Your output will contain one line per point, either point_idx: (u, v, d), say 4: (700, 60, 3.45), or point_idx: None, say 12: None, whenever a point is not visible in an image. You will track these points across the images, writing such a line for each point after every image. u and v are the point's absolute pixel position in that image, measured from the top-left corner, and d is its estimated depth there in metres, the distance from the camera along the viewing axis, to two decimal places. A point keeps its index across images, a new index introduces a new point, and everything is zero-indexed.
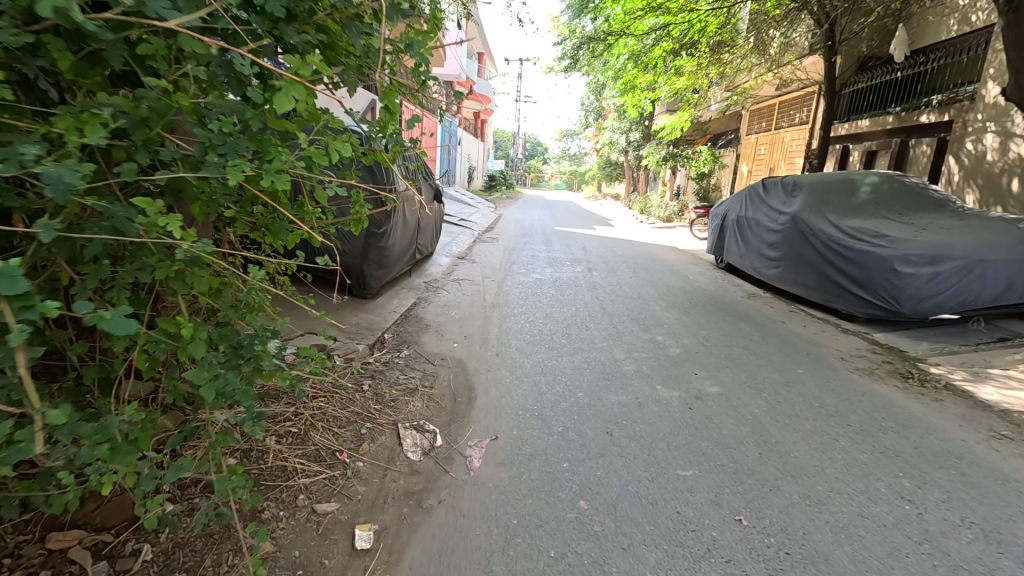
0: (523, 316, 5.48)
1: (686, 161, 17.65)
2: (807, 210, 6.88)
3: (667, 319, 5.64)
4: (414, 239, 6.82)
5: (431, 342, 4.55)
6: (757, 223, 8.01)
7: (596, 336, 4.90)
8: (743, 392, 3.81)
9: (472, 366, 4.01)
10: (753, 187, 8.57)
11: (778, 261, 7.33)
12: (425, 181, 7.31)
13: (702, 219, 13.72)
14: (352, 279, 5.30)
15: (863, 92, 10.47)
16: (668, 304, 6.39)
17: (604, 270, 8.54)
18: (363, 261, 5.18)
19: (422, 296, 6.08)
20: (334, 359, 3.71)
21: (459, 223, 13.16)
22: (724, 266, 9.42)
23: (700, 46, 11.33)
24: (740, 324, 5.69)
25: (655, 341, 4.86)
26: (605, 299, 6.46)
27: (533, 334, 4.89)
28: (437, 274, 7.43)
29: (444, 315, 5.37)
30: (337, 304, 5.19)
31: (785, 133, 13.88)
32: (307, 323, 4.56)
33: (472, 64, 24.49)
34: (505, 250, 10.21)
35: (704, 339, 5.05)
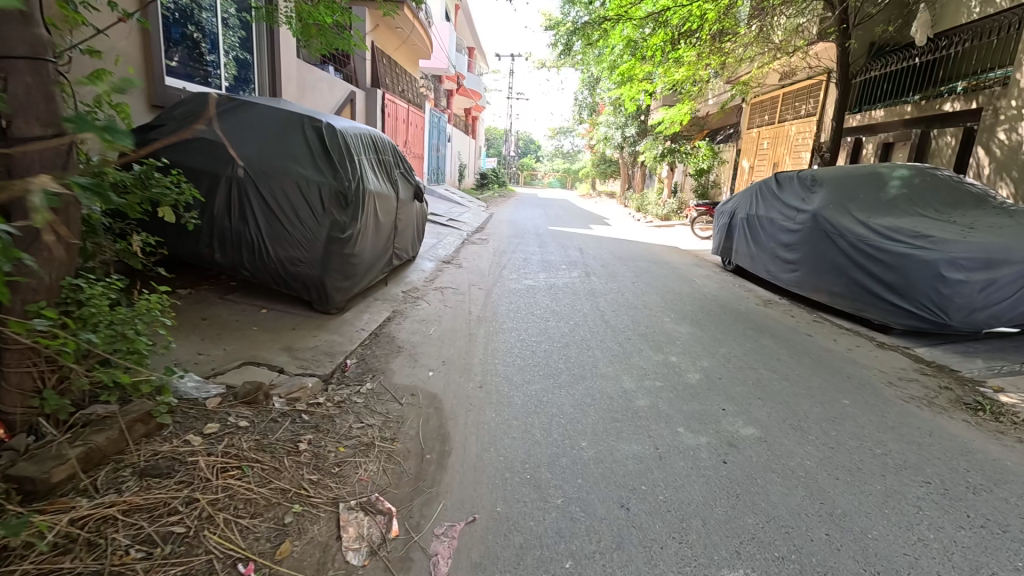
0: (513, 333, 4.70)
1: (684, 157, 16.73)
2: (830, 207, 6.16)
3: (679, 334, 4.91)
4: (389, 242, 5.99)
5: (401, 372, 3.77)
6: (771, 222, 7.29)
7: (599, 359, 4.13)
8: (785, 434, 3.06)
9: (447, 405, 3.22)
10: (765, 182, 7.87)
11: (797, 265, 6.60)
12: (401, 177, 6.47)
13: (705, 217, 13.00)
14: (312, 291, 4.43)
15: (876, 80, 9.80)
16: (676, 315, 5.65)
17: (602, 274, 7.80)
18: (324, 271, 4.32)
19: (398, 309, 5.31)
20: (271, 404, 2.93)
21: (447, 224, 12.36)
22: (732, 268, 8.70)
23: (699, 35, 10.73)
24: (761, 338, 4.96)
25: (669, 364, 4.11)
26: (606, 309, 5.72)
27: (524, 358, 4.11)
28: (418, 281, 6.65)
29: (421, 334, 4.58)
30: (294, 323, 4.39)
31: (790, 126, 13.17)
32: (251, 351, 3.77)
33: (461, 58, 23.65)
34: (495, 253, 9.42)
35: (724, 360, 4.31)
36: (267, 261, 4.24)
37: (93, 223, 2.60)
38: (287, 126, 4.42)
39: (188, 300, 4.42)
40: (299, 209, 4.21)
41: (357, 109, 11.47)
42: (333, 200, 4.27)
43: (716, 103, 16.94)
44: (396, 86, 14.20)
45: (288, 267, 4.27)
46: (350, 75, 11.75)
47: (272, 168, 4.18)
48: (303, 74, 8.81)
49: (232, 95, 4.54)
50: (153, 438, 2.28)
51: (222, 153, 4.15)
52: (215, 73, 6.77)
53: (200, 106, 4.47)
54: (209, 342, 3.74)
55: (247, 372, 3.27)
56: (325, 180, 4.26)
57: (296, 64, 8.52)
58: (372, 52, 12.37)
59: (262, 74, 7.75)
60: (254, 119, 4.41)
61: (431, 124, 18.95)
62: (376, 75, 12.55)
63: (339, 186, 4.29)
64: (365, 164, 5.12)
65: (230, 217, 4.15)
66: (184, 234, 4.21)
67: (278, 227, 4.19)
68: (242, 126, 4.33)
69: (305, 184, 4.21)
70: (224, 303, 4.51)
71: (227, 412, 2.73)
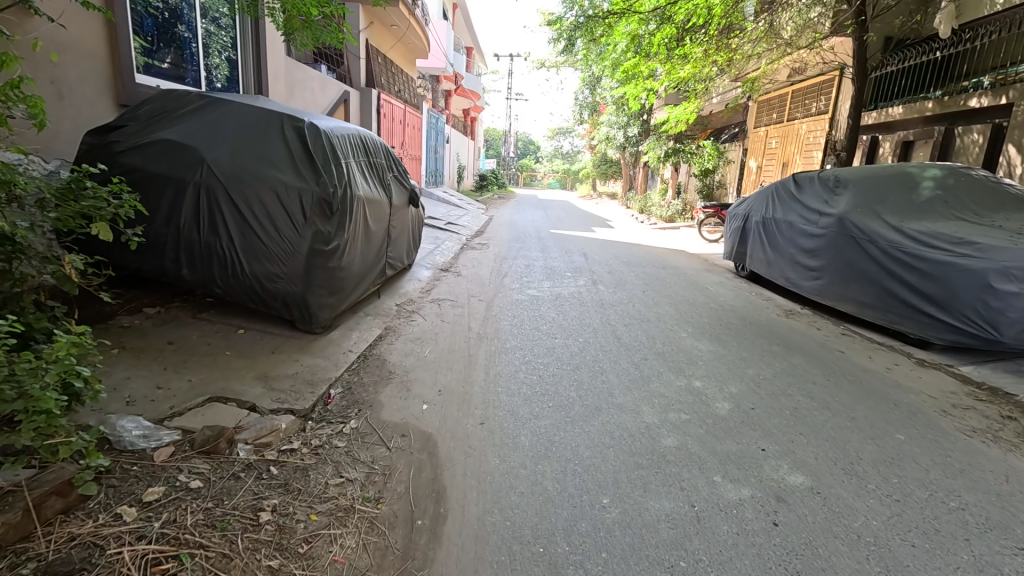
0: (518, 354, 4.25)
1: (689, 157, 16.29)
2: (857, 211, 5.73)
3: (700, 353, 4.47)
4: (382, 250, 5.55)
5: (391, 404, 3.30)
6: (789, 226, 6.86)
7: (613, 386, 3.68)
8: (840, 483, 2.61)
9: (443, 448, 2.77)
10: (782, 184, 7.44)
11: (820, 272, 6.15)
12: (394, 181, 6.02)
13: (712, 219, 12.55)
14: (294, 310, 3.98)
15: (893, 75, 9.37)
16: (694, 329, 5.20)
17: (610, 282, 7.36)
18: (307, 288, 3.87)
19: (391, 326, 4.86)
20: (235, 452, 2.48)
21: (445, 228, 11.91)
22: (746, 274, 8.26)
23: (706, 31, 10.30)
24: (790, 357, 4.51)
25: (694, 391, 3.66)
26: (617, 323, 5.27)
27: (531, 384, 3.66)
28: (414, 293, 6.21)
29: (414, 356, 4.13)
30: (274, 346, 3.95)
31: (800, 124, 12.73)
32: (220, 381, 3.32)
33: (459, 57, 23.19)
34: (496, 259, 8.98)
35: (754, 384, 3.86)
36: (241, 278, 3.77)
37: (21, 240, 2.13)
38: (263, 126, 3.96)
39: (156, 321, 3.98)
40: (277, 219, 3.75)
41: (351, 109, 11.02)
42: (316, 209, 3.82)
43: (721, 101, 16.49)
44: (392, 86, 13.74)
45: (265, 283, 3.81)
46: (343, 75, 11.31)
47: (245, 173, 3.72)
48: (293, 73, 8.38)
49: (204, 91, 4.08)
50: (73, 515, 1.85)
51: (189, 157, 3.68)
52: (198, 73, 6.34)
53: (166, 103, 3.99)
54: (173, 372, 3.30)
55: (212, 410, 2.83)
56: (306, 186, 3.81)
57: (285, 62, 8.09)
58: (366, 50, 11.93)
59: (250, 73, 7.35)
60: (226, 118, 3.94)
61: (429, 125, 18.51)
62: (371, 74, 12.11)
63: (323, 192, 3.84)
64: (353, 168, 4.68)
65: (199, 227, 3.68)
66: (145, 248, 3.73)
67: (253, 239, 3.73)
68: (212, 125, 3.86)
69: (284, 191, 3.76)
70: (197, 323, 4.07)
71: (178, 467, 2.29)
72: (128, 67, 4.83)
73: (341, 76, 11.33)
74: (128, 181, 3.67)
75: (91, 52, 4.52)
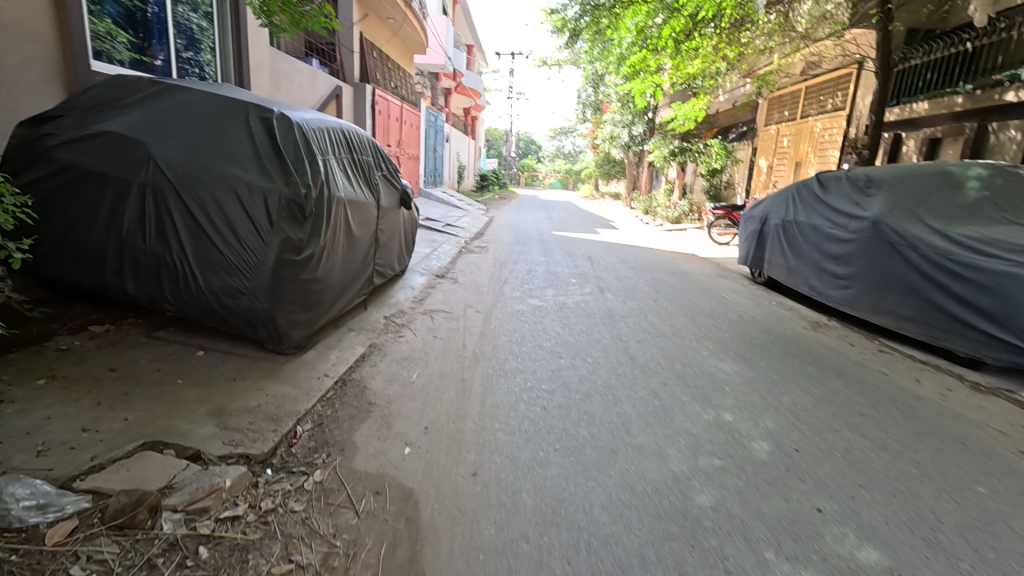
0: (518, 379, 3.70)
1: (696, 156, 15.75)
2: (894, 214, 5.18)
3: (725, 377, 3.92)
4: (368, 256, 5.02)
5: (367, 447, 2.76)
6: (814, 229, 6.33)
7: (631, 421, 3.13)
8: (924, 561, 2.06)
9: (426, 512, 2.23)
10: (805, 185, 6.90)
11: (850, 281, 5.61)
12: (383, 180, 5.49)
13: (722, 221, 12.01)
14: (260, 328, 3.44)
15: (918, 70, 8.83)
16: (716, 346, 4.65)
17: (618, 289, 6.84)
18: (273, 303, 3.33)
19: (376, 343, 4.33)
20: (158, 526, 1.97)
21: (443, 230, 11.38)
22: (763, 280, 7.74)
23: (716, 24, 9.79)
24: (826, 380, 3.98)
25: (724, 427, 3.12)
26: (629, 339, 4.73)
27: (533, 419, 3.12)
28: (406, 303, 5.68)
29: (400, 382, 3.58)
30: (237, 372, 3.42)
31: (814, 121, 12.17)
32: (164, 418, 2.79)
33: (460, 55, 22.66)
34: (496, 264, 8.45)
35: (793, 416, 3.31)
36: (195, 293, 3.23)
37: None
38: (223, 116, 3.43)
39: (101, 342, 3.45)
40: (238, 224, 3.21)
41: (344, 105, 10.51)
42: (284, 212, 3.29)
43: (730, 98, 15.93)
44: (388, 82, 13.20)
45: (223, 299, 3.27)
46: (337, 70, 10.81)
47: (200, 171, 3.19)
48: (279, 65, 7.84)
49: (157, 76, 3.54)
50: None
51: (133, 152, 3.16)
52: (167, 62, 5.84)
53: (111, 91, 3.47)
54: (107, 407, 2.78)
55: (140, 463, 2.31)
56: (273, 186, 3.28)
57: (269, 54, 7.55)
58: (361, 44, 11.39)
59: (229, 65, 6.81)
60: (180, 106, 3.41)
61: (427, 123, 17.95)
62: (366, 69, 11.57)
63: (292, 192, 3.31)
64: (333, 165, 4.17)
65: (144, 235, 3.15)
66: (84, 258, 3.21)
67: (209, 248, 3.19)
68: (163, 116, 3.34)
69: (246, 191, 3.23)
70: (150, 345, 3.54)
71: (75, 554, 1.78)
72: (82, 54, 4.32)
73: (333, 70, 10.79)
74: (62, 179, 3.15)
75: (35, 33, 4.00)
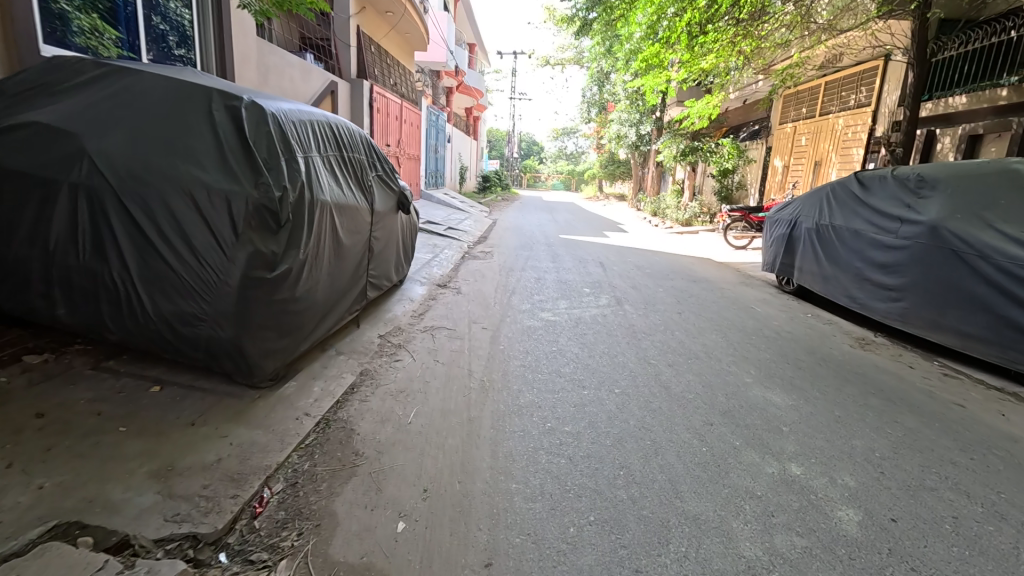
0: (535, 418, 3.10)
1: (707, 155, 15.16)
2: (957, 218, 4.58)
3: (778, 412, 3.33)
4: (360, 267, 4.44)
5: (350, 521, 2.17)
6: (855, 234, 5.74)
7: (679, 480, 2.53)
8: None
9: None
10: (842, 185, 6.30)
11: (902, 293, 5.00)
12: (379, 180, 4.90)
13: (738, 224, 11.41)
14: (226, 360, 2.86)
15: (955, 62, 8.21)
16: (759, 372, 4.04)
17: (635, 300, 6.26)
18: (239, 332, 2.75)
19: (367, 371, 3.73)
20: None
21: (445, 233, 10.78)
22: (792, 289, 7.13)
23: (732, 16, 9.22)
24: (898, 415, 3.38)
25: (794, 484, 2.54)
26: (658, 362, 4.14)
27: (558, 477, 2.52)
28: (403, 318, 5.09)
29: (395, 423, 2.98)
30: (197, 413, 2.82)
31: (835, 119, 11.57)
32: (94, 483, 2.21)
33: (461, 52, 22.04)
34: (502, 271, 7.87)
35: (874, 469, 2.72)
36: (142, 320, 2.69)
37: None
38: (177, 102, 2.83)
39: (34, 377, 2.86)
40: (193, 236, 2.64)
41: (340, 102, 9.94)
42: (251, 219, 2.71)
43: (742, 96, 15.33)
44: (387, 78, 12.62)
45: (178, 326, 2.71)
46: (333, 66, 10.26)
47: (146, 170, 2.62)
48: (266, 57, 7.26)
49: (101, 58, 2.97)
50: None
51: (66, 148, 2.63)
52: (136, 41, 5.19)
53: (47, 72, 2.91)
54: (18, 470, 2.19)
55: (39, 561, 1.72)
56: (236, 187, 2.70)
57: (256, 44, 6.97)
58: (357, 37, 10.80)
59: (210, 56, 6.24)
60: (125, 90, 2.82)
61: (428, 122, 17.34)
62: (363, 64, 10.99)
63: (260, 196, 2.73)
64: (317, 164, 3.59)
65: (80, 248, 2.64)
66: (11, 276, 2.72)
67: (159, 265, 2.64)
68: (104, 102, 2.77)
69: (203, 194, 2.65)
70: (95, 380, 2.95)
71: None
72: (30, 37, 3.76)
73: (328, 66, 10.24)
74: None
75: None
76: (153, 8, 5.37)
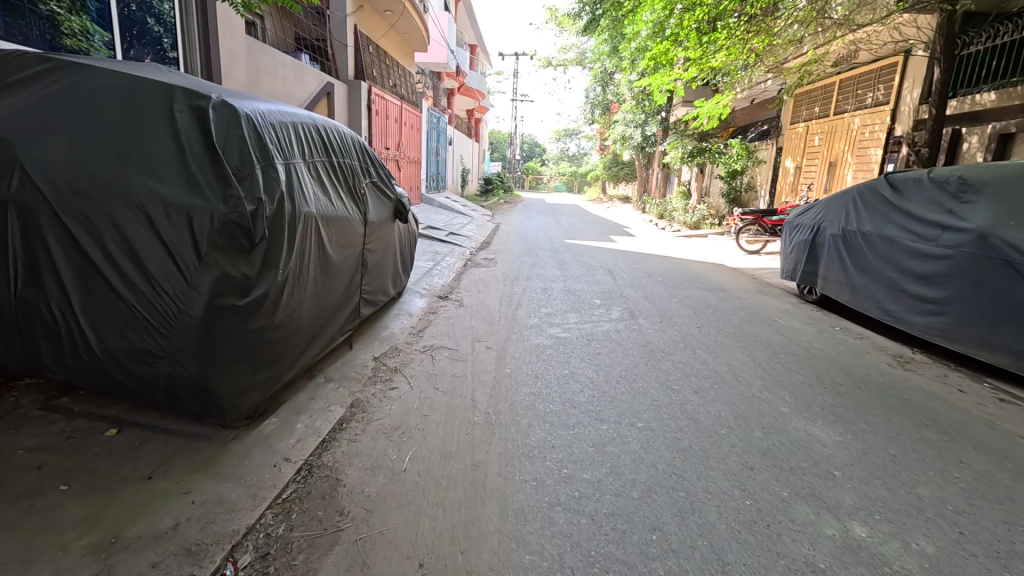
0: (550, 463, 2.69)
1: (715, 156, 14.74)
2: (1010, 224, 4.18)
3: (827, 452, 2.91)
4: (353, 284, 4.05)
5: None
6: (888, 241, 5.32)
7: (723, 547, 2.13)
8: None
9: None
10: (870, 189, 5.89)
11: (944, 306, 4.58)
12: (373, 188, 4.53)
13: (750, 228, 10.99)
14: (191, 402, 2.47)
15: (982, 56, 7.79)
16: (796, 399, 3.63)
17: (649, 312, 5.85)
18: (204, 369, 2.37)
19: (358, 403, 3.33)
20: None
21: (446, 239, 10.38)
22: (815, 299, 6.70)
23: (743, 11, 8.85)
24: (962, 453, 2.96)
25: (862, 552, 2.13)
26: (683, 389, 3.72)
27: (580, 545, 2.11)
28: (400, 336, 4.68)
29: (387, 471, 2.58)
30: (156, 464, 2.43)
31: (851, 118, 11.16)
32: (15, 565, 1.81)
33: (462, 52, 21.63)
34: (507, 280, 7.47)
35: (952, 528, 2.30)
36: (88, 356, 2.35)
37: None
38: (130, 101, 2.44)
39: None
40: (146, 259, 2.27)
41: (336, 103, 9.56)
42: (217, 238, 2.33)
43: (752, 95, 14.91)
44: (386, 80, 12.25)
45: (131, 365, 2.35)
46: (329, 67, 9.89)
47: (92, 184, 2.26)
48: (257, 57, 6.89)
49: (43, 51, 2.58)
50: None
51: None
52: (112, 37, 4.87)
53: None
54: None
55: None
56: (199, 200, 2.32)
57: (245, 43, 6.60)
58: (356, 38, 10.43)
59: (196, 54, 5.85)
60: (70, 87, 2.44)
61: (429, 125, 16.97)
62: (361, 65, 10.61)
63: (228, 210, 2.35)
64: (302, 171, 3.21)
65: (15, 272, 2.31)
66: None
67: (106, 293, 2.30)
68: (44, 104, 2.39)
69: (160, 211, 2.28)
70: (40, 424, 2.58)
71: None
72: None
73: (327, 67, 9.89)
74: None
75: None
76: (145, 9, 5.22)
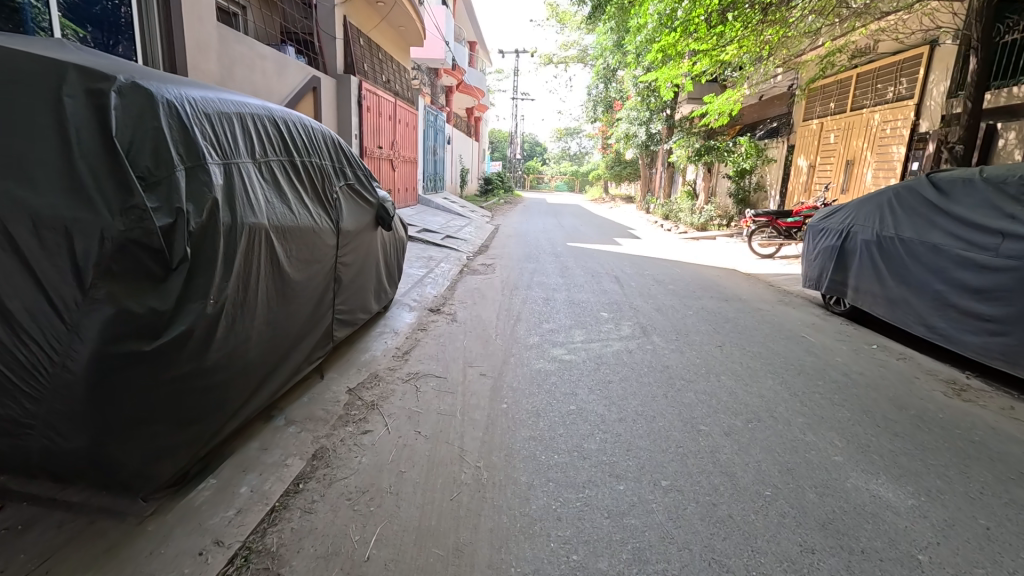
0: (555, 546, 2.10)
1: (723, 155, 14.10)
2: None
3: (903, 525, 2.31)
4: (324, 304, 3.49)
5: None
6: (933, 248, 4.73)
7: None
8: None
9: None
10: (909, 189, 5.30)
11: (1005, 326, 3.99)
12: (350, 191, 3.96)
13: (764, 230, 10.36)
14: (84, 479, 1.90)
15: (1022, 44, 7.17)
16: (849, 444, 3.03)
17: (663, 328, 5.24)
18: (94, 439, 1.81)
19: (320, 454, 2.74)
20: None
21: (442, 243, 9.79)
22: (843, 310, 6.10)
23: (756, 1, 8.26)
24: None
25: None
26: (712, 431, 3.11)
27: None
28: (380, 360, 4.09)
29: (345, 563, 1.99)
30: (35, 561, 1.85)
31: (870, 113, 10.58)
32: None
33: (461, 48, 20.98)
34: (506, 289, 6.88)
35: None
36: None
37: None
38: None
39: None
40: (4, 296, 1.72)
41: (323, 99, 8.97)
42: (111, 264, 1.77)
43: (762, 91, 14.30)
44: (378, 75, 11.64)
45: None
46: (317, 61, 9.26)
47: None
48: (230, 46, 6.30)
49: None
50: None
51: None
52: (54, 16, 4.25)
53: None
54: None
55: None
56: (84, 213, 1.75)
57: (216, 32, 6.01)
58: (345, 30, 9.83)
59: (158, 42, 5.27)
60: None
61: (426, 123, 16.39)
62: (351, 59, 10.02)
63: (127, 227, 1.79)
64: (252, 173, 2.64)
65: None
66: None
67: None
68: None
69: (27, 229, 1.72)
70: None
71: None
72: None
73: (314, 61, 9.22)
74: None
75: None
76: None
